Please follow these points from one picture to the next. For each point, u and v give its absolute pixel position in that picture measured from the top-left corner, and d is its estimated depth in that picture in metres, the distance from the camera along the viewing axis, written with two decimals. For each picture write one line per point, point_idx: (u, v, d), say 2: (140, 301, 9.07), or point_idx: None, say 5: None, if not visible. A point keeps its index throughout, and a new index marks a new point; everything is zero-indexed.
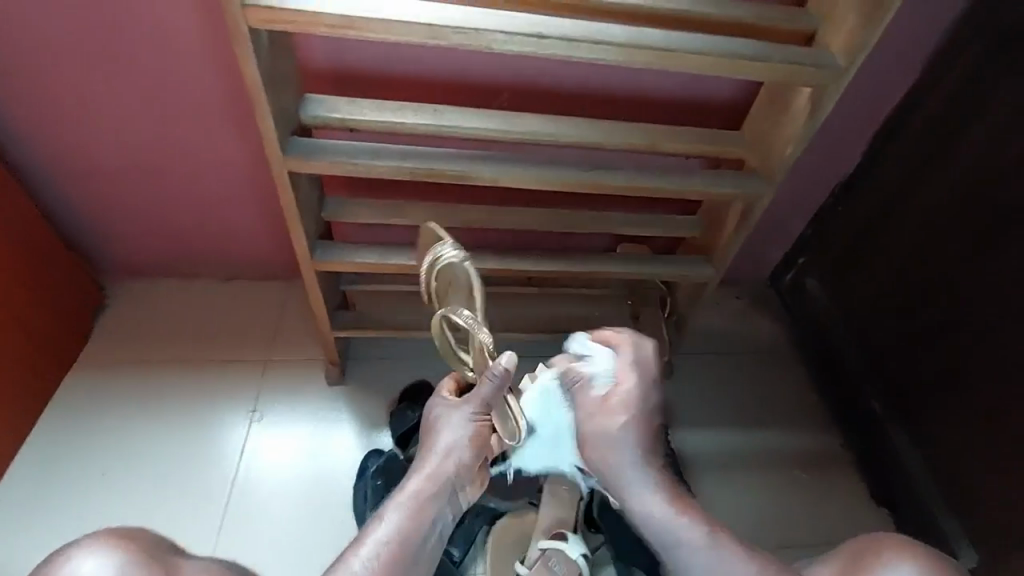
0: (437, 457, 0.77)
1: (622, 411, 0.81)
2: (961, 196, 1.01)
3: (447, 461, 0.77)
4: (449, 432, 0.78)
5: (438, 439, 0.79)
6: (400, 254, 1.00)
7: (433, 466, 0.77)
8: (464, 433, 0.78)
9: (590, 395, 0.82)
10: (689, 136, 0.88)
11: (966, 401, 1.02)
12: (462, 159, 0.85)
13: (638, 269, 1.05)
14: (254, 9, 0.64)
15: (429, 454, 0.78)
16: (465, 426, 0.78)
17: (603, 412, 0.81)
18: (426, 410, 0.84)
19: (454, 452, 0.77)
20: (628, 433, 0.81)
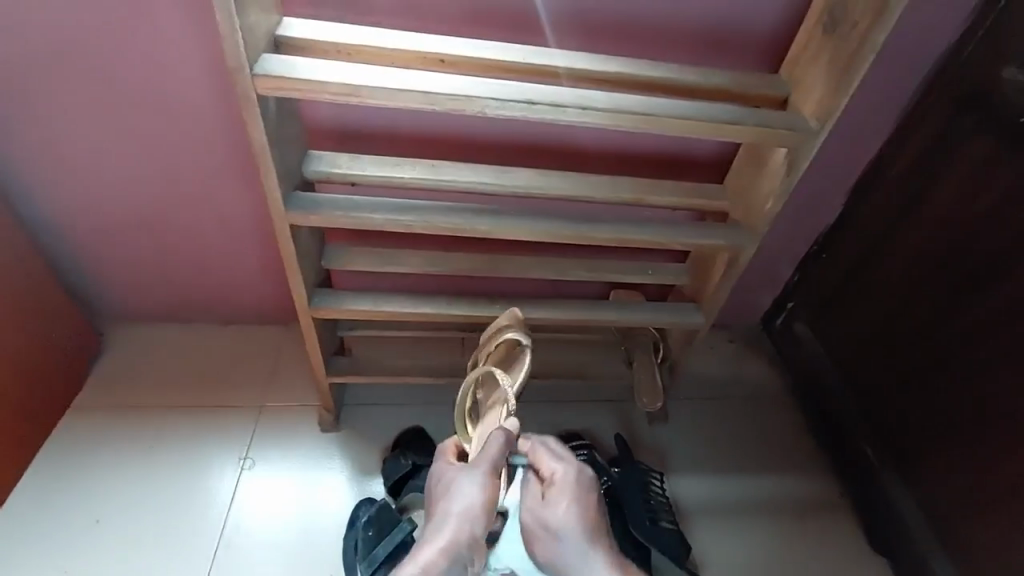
0: (451, 525, 0.73)
1: (560, 498, 0.79)
2: (938, 246, 1.05)
3: (459, 528, 0.73)
4: (461, 497, 0.75)
5: (450, 503, 0.75)
6: (396, 302, 1.02)
7: (444, 535, 0.73)
8: (477, 499, 0.74)
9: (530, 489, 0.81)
10: (674, 190, 0.93)
11: (956, 446, 1.02)
12: (455, 212, 0.88)
13: (630, 317, 1.07)
14: (263, 78, 0.68)
15: (442, 522, 0.74)
16: (479, 491, 0.75)
17: (543, 503, 0.79)
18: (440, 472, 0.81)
19: (467, 520, 0.73)
20: (570, 519, 0.78)
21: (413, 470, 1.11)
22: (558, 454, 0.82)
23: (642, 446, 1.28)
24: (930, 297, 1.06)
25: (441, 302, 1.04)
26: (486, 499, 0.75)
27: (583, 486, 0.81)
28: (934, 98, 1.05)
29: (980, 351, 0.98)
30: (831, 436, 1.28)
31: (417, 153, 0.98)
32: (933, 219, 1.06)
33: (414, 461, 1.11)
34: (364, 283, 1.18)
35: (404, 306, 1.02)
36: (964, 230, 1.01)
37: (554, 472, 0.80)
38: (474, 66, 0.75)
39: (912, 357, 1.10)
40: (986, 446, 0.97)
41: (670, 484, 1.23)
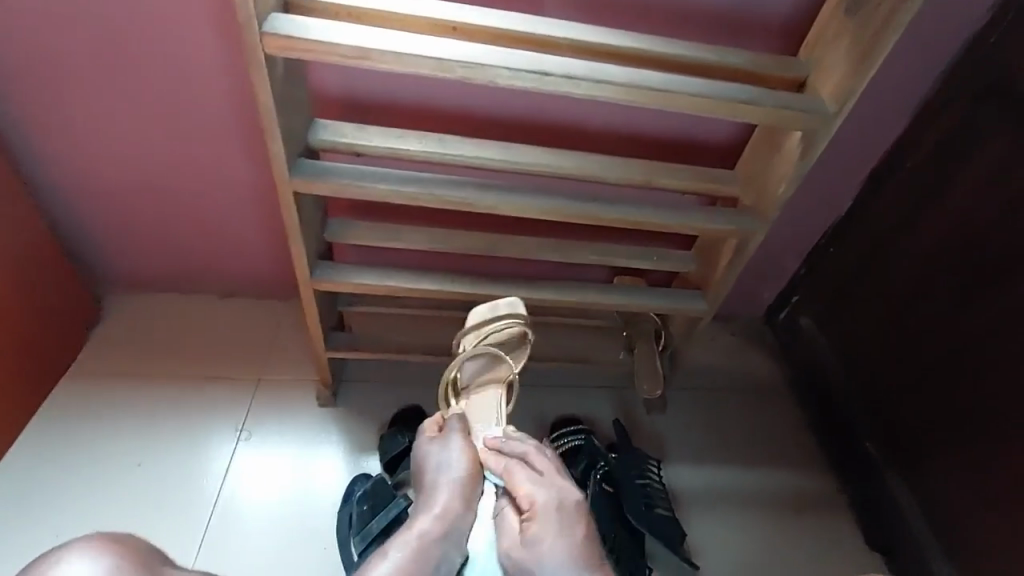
0: (442, 490, 0.82)
1: (540, 525, 0.78)
2: (952, 242, 1.04)
3: (445, 490, 0.82)
4: (441, 466, 0.85)
5: (433, 472, 0.85)
6: (399, 277, 1.01)
7: (433, 499, 0.82)
8: (458, 461, 0.85)
9: (507, 521, 0.81)
10: (684, 173, 0.91)
11: (963, 445, 1.01)
12: (462, 186, 0.86)
13: (634, 301, 1.06)
14: (272, 37, 0.67)
15: (433, 489, 0.83)
16: (458, 456, 0.86)
17: (522, 534, 0.79)
18: (415, 451, 0.91)
19: (451, 483, 0.83)
20: (548, 541, 0.77)
21: (409, 448, 1.10)
22: (535, 479, 0.82)
23: (640, 433, 1.27)
24: (941, 295, 1.05)
25: (443, 279, 1.03)
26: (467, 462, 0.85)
27: (563, 503, 0.80)
28: (956, 90, 1.03)
29: (990, 350, 0.97)
30: (831, 432, 1.28)
31: (425, 126, 0.97)
32: (948, 215, 1.04)
33: (411, 440, 1.11)
34: (366, 259, 1.17)
35: (407, 281, 1.01)
36: (979, 227, 0.99)
37: (532, 497, 0.80)
38: (487, 34, 0.74)
39: (919, 354, 1.09)
40: (990, 445, 0.97)
41: (666, 473, 1.23)
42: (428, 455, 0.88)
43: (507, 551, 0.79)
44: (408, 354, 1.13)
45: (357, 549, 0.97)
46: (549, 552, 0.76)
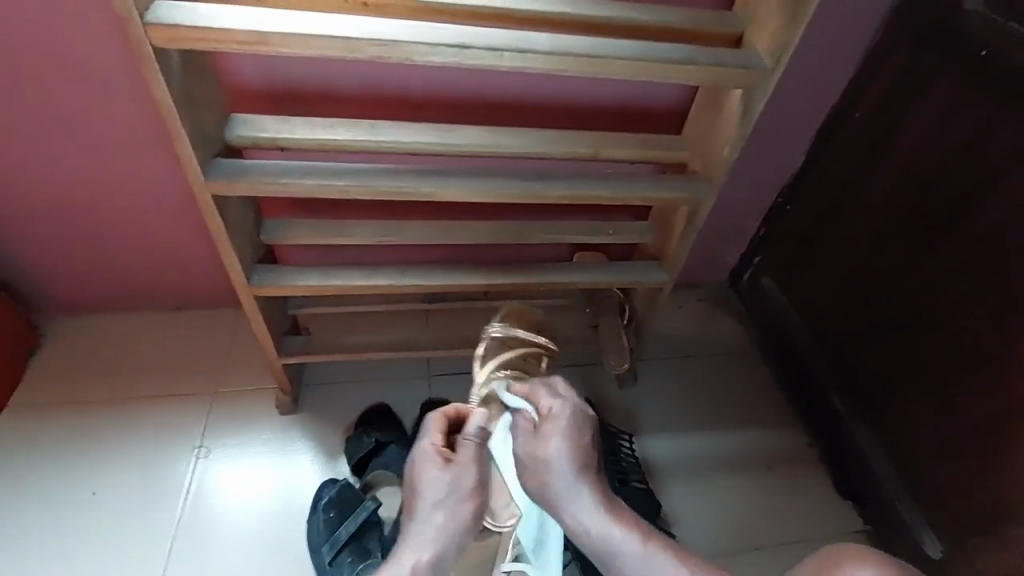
0: (437, 530, 0.77)
1: (555, 434, 0.76)
2: (901, 189, 1.03)
3: (446, 519, 0.77)
4: (442, 492, 0.77)
5: (439, 493, 0.77)
6: (345, 275, 0.96)
7: (427, 533, 0.77)
8: (462, 490, 0.78)
9: (523, 416, 0.79)
10: (629, 142, 0.88)
11: (921, 392, 1.01)
12: (397, 174, 0.82)
13: (593, 277, 1.03)
14: (157, 27, 0.61)
15: (428, 523, 0.77)
16: (463, 487, 0.78)
17: (536, 437, 0.77)
18: (421, 449, 0.80)
19: (452, 509, 0.78)
20: (563, 444, 0.76)
21: (375, 448, 1.08)
22: (558, 392, 0.80)
23: (613, 407, 1.27)
24: (892, 244, 1.05)
25: (393, 273, 0.98)
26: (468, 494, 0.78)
27: (584, 420, 0.79)
28: (898, 35, 1.02)
29: (939, 296, 0.97)
30: (799, 388, 1.29)
31: (358, 114, 0.92)
32: (896, 163, 1.03)
33: (377, 439, 1.08)
34: (315, 259, 1.12)
35: (354, 278, 0.96)
36: (924, 173, 0.99)
37: (550, 408, 0.78)
38: (401, 9, 0.68)
39: (875, 305, 1.09)
40: (943, 389, 0.97)
41: (640, 445, 1.23)
42: (434, 472, 0.78)
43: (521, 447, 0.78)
44: (366, 353, 1.09)
45: (328, 559, 0.96)
46: (558, 456, 0.75)
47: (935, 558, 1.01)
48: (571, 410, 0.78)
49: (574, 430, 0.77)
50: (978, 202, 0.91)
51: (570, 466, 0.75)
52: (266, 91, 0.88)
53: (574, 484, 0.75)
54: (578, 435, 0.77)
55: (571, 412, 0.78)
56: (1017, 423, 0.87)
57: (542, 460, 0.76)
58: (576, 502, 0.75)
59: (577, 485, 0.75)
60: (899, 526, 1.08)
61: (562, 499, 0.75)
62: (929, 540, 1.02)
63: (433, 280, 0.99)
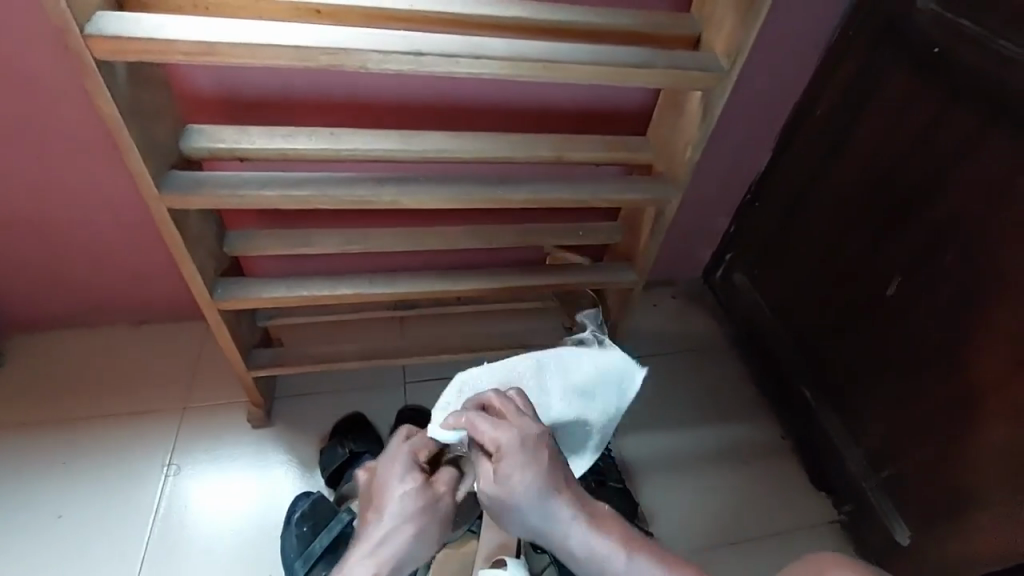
0: (393, 543, 0.69)
1: (514, 469, 0.61)
2: (863, 184, 1.05)
3: (400, 540, 0.69)
4: (403, 506, 0.70)
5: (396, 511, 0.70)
6: (313, 285, 0.95)
7: (384, 543, 0.69)
8: (420, 512, 0.70)
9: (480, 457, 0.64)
10: (593, 144, 0.88)
11: (887, 381, 1.04)
12: (359, 183, 0.81)
13: (565, 280, 1.03)
14: (98, 39, 0.59)
15: (385, 536, 0.69)
16: (420, 503, 0.71)
17: (496, 472, 0.62)
18: (394, 448, 0.74)
19: (407, 531, 0.70)
20: (522, 477, 0.61)
21: (350, 460, 1.06)
22: (511, 409, 0.65)
23: None
24: (856, 237, 1.07)
25: (361, 282, 0.97)
26: (427, 514, 0.71)
27: (536, 436, 0.64)
28: (855, 33, 1.04)
29: (900, 287, 0.99)
30: (773, 380, 1.31)
31: (321, 122, 0.91)
32: (857, 158, 1.05)
33: (351, 450, 1.06)
34: (284, 269, 1.10)
35: (321, 288, 0.95)
36: (883, 168, 1.01)
37: (495, 434, 0.63)
38: (355, 15, 0.68)
39: (841, 297, 1.11)
40: (908, 377, 0.99)
41: (618, 443, 1.23)
42: (396, 487, 0.71)
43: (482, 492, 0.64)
44: (338, 363, 1.08)
45: (302, 574, 0.93)
46: (522, 491, 0.61)
47: (904, 544, 1.02)
48: (523, 427, 0.64)
49: (537, 465, 0.62)
50: (933, 195, 0.93)
51: (542, 500, 0.62)
52: (224, 100, 0.86)
53: (547, 511, 0.62)
54: (543, 467, 0.63)
55: (526, 453, 0.62)
56: (976, 409, 0.89)
57: (508, 503, 0.62)
58: (563, 533, 0.63)
59: (556, 519, 0.62)
60: (870, 513, 1.09)
61: (546, 532, 0.63)
62: (898, 526, 1.04)
63: (403, 288, 0.98)
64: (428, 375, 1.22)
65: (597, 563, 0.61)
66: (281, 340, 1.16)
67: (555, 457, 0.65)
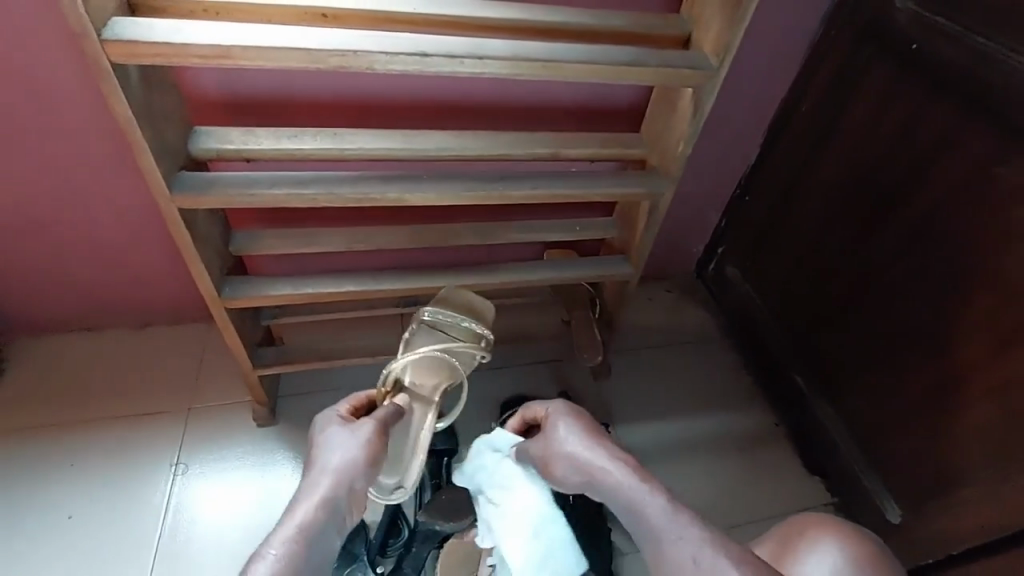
0: (331, 476, 0.67)
1: (562, 425, 0.78)
2: (848, 176, 1.09)
3: (336, 483, 0.67)
4: (344, 449, 0.70)
5: (338, 453, 0.70)
6: (317, 283, 0.96)
7: (321, 481, 0.67)
8: (363, 451, 0.71)
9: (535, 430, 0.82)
10: (589, 141, 0.92)
11: (876, 365, 1.07)
12: (365, 181, 0.83)
13: (564, 274, 1.06)
14: (115, 44, 0.61)
15: (320, 474, 0.68)
16: (361, 444, 0.71)
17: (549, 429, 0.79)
18: (316, 421, 0.77)
19: (347, 472, 0.68)
20: (568, 431, 0.77)
21: None
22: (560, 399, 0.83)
23: (589, 401, 1.30)
24: (842, 227, 1.11)
25: (364, 279, 0.99)
26: (369, 454, 0.71)
27: (583, 413, 0.81)
28: (836, 31, 1.08)
29: (886, 274, 1.03)
30: (767, 368, 1.35)
31: (325, 123, 0.93)
32: (842, 151, 1.10)
33: None
34: (285, 268, 1.12)
35: (326, 285, 0.97)
36: (867, 160, 1.05)
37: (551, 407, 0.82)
38: (360, 19, 0.70)
39: (830, 285, 1.15)
40: (896, 360, 1.03)
41: (619, 434, 1.26)
42: (339, 435, 0.72)
43: (536, 453, 0.80)
44: (342, 360, 1.10)
45: None
46: (568, 439, 0.76)
47: (895, 522, 1.06)
48: (571, 406, 0.82)
49: (581, 424, 0.78)
50: (915, 185, 0.97)
51: (585, 443, 0.75)
52: (229, 103, 0.88)
53: (590, 451, 0.74)
54: (586, 427, 0.78)
55: (581, 417, 0.80)
56: (961, 389, 0.93)
57: (557, 450, 0.76)
58: (605, 471, 0.71)
59: (598, 456, 0.73)
60: (862, 494, 1.13)
61: (589, 470, 0.72)
62: (890, 506, 1.07)
63: (405, 284, 1.00)
64: None
65: (634, 506, 0.67)
66: (283, 339, 1.17)
67: (599, 427, 0.79)
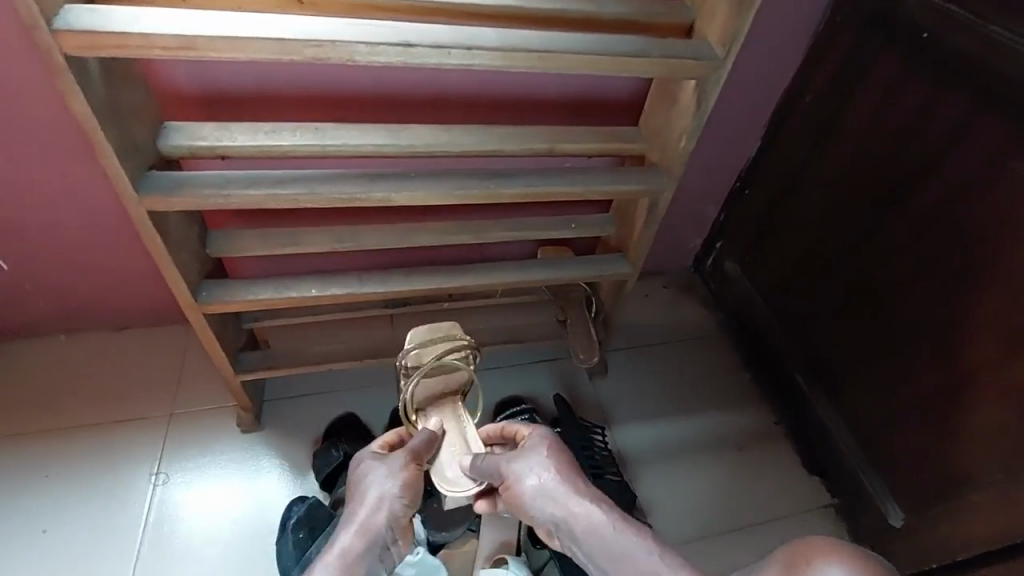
0: (368, 508, 0.74)
1: (534, 465, 0.76)
2: (851, 170, 1.05)
3: (374, 517, 0.73)
4: (383, 482, 0.76)
5: (384, 489, 0.76)
6: (301, 286, 0.92)
7: (360, 513, 0.73)
8: (398, 484, 0.76)
9: (501, 463, 0.77)
10: (586, 135, 0.87)
11: (878, 364, 1.05)
12: (348, 180, 0.78)
13: (560, 274, 1.02)
14: (67, 34, 0.55)
15: (359, 506, 0.74)
16: (395, 476, 0.76)
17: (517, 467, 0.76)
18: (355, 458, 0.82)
19: (384, 504, 0.74)
20: (542, 472, 0.75)
21: (345, 462, 1.03)
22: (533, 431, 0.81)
23: (585, 401, 1.27)
24: (845, 222, 1.08)
25: (350, 281, 0.95)
26: (404, 484, 0.76)
27: (555, 447, 0.79)
28: (841, 19, 1.04)
29: (890, 274, 1.00)
30: (766, 366, 1.32)
31: (305, 117, 0.88)
32: (845, 146, 1.06)
33: (346, 452, 1.04)
34: (268, 270, 1.08)
35: (310, 288, 0.92)
36: (870, 155, 1.01)
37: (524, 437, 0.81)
38: (339, 6, 0.65)
39: (832, 283, 1.12)
40: (899, 360, 1.00)
41: (615, 435, 1.23)
42: (383, 470, 0.77)
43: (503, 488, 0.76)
44: (330, 363, 1.06)
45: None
46: (541, 480, 0.74)
47: (898, 526, 1.04)
48: (544, 439, 0.80)
49: (554, 460, 0.76)
50: (920, 182, 0.94)
51: (559, 486, 0.74)
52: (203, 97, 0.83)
53: (564, 494, 0.73)
54: (559, 465, 0.76)
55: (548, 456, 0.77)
56: (966, 393, 0.91)
57: (529, 492, 0.74)
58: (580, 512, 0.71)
59: (573, 499, 0.73)
60: (864, 497, 1.10)
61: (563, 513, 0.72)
62: (892, 509, 1.05)
63: (393, 287, 0.96)
64: None
65: (604, 551, 0.68)
66: (268, 342, 1.14)
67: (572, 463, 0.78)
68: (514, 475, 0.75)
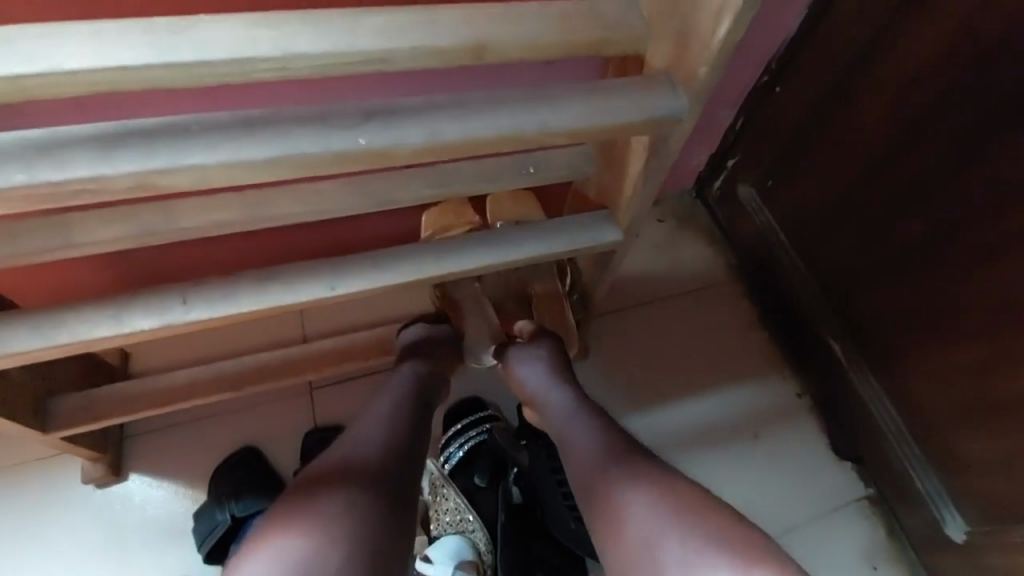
0: (414, 361, 0.75)
1: (550, 380, 0.75)
2: (947, 58, 0.66)
3: (420, 366, 0.75)
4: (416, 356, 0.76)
5: (378, 412, 0.67)
6: (77, 321, 0.55)
7: (410, 362, 0.76)
8: (417, 364, 0.75)
9: (517, 356, 0.78)
10: (534, 22, 0.47)
11: (957, 348, 0.75)
12: (73, 152, 0.40)
13: (513, 254, 0.65)
14: None
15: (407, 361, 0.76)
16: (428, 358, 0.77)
17: (526, 366, 0.77)
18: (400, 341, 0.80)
19: (427, 359, 0.76)
20: (557, 390, 0.73)
21: (237, 526, 0.78)
22: (546, 335, 0.79)
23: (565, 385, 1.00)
24: (929, 143, 0.71)
25: (169, 301, 0.57)
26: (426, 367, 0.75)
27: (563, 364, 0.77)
28: None
29: (994, 229, 0.67)
30: (790, 325, 1.04)
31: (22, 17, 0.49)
32: (943, 20, 0.65)
33: (234, 515, 0.78)
34: (116, 270, 0.78)
35: (92, 324, 0.55)
36: (987, 36, 0.62)
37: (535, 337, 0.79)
38: None
39: (893, 233, 0.79)
40: (992, 346, 0.71)
41: None
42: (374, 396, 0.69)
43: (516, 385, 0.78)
44: (190, 400, 0.76)
45: None
46: (553, 396, 0.73)
47: (959, 539, 0.84)
48: (556, 351, 0.78)
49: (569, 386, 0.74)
50: None
51: (569, 407, 0.71)
52: None
53: (573, 413, 0.71)
54: (573, 391, 0.73)
55: (556, 355, 0.77)
56: None
57: (541, 401, 0.74)
58: (582, 439, 0.67)
59: (580, 424, 0.69)
60: (910, 495, 0.90)
61: (568, 434, 0.69)
62: (951, 517, 0.84)
63: (241, 307, 0.58)
64: (342, 377, 0.89)
65: (575, 439, 0.68)
66: (126, 357, 0.87)
67: (589, 398, 0.73)
68: (518, 359, 0.78)
